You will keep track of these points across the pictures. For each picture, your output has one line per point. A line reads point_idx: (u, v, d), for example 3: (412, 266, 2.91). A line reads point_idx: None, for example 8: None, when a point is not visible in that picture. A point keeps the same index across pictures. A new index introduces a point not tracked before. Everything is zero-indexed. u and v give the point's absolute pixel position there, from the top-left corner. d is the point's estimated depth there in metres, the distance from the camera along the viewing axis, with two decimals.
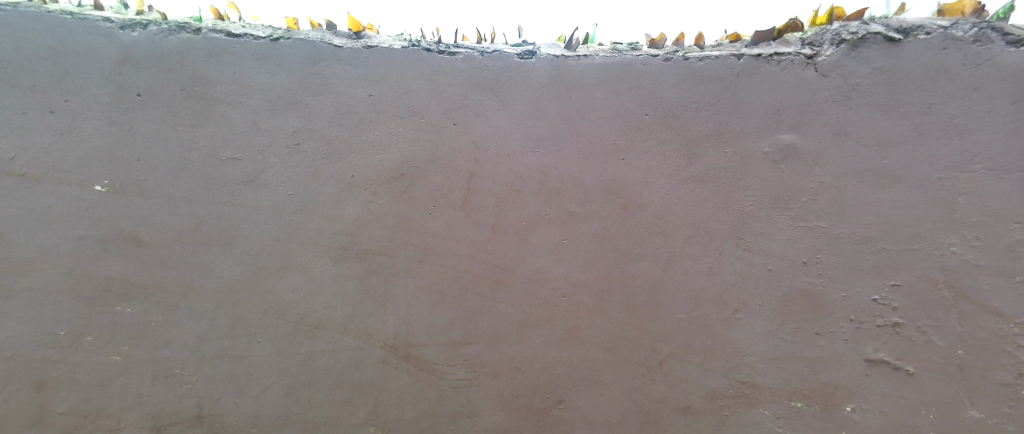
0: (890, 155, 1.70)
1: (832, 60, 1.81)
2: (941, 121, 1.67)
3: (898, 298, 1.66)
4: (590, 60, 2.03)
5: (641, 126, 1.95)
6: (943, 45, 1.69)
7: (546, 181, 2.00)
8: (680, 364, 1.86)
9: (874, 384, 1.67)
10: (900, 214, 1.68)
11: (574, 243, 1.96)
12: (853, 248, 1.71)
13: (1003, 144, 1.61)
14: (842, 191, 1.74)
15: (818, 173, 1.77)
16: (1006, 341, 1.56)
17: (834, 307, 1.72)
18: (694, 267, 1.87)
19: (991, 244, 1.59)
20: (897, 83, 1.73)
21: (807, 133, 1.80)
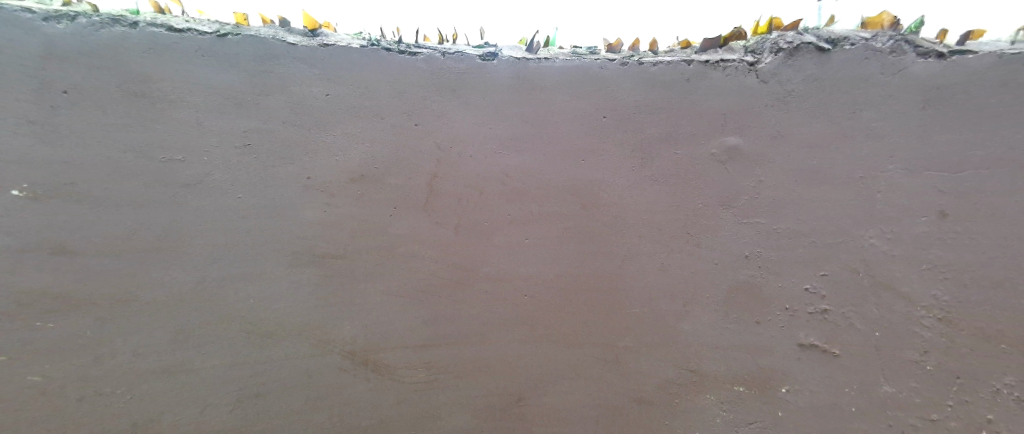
0: (820, 157, 1.85)
1: (771, 68, 1.93)
2: (863, 125, 1.82)
3: (825, 287, 1.81)
4: (550, 63, 2.07)
5: (599, 128, 2.02)
6: (866, 56, 1.85)
7: (509, 182, 2.03)
8: (634, 356, 1.95)
9: (805, 368, 1.82)
10: (828, 211, 1.83)
11: (536, 243, 2.00)
12: (789, 243, 1.86)
13: (913, 146, 1.77)
14: (779, 190, 1.88)
15: (758, 173, 1.90)
16: (922, 325, 1.72)
17: (772, 298, 1.86)
18: (647, 263, 1.96)
19: (902, 237, 1.76)
20: (826, 90, 1.87)
21: (749, 136, 1.93)
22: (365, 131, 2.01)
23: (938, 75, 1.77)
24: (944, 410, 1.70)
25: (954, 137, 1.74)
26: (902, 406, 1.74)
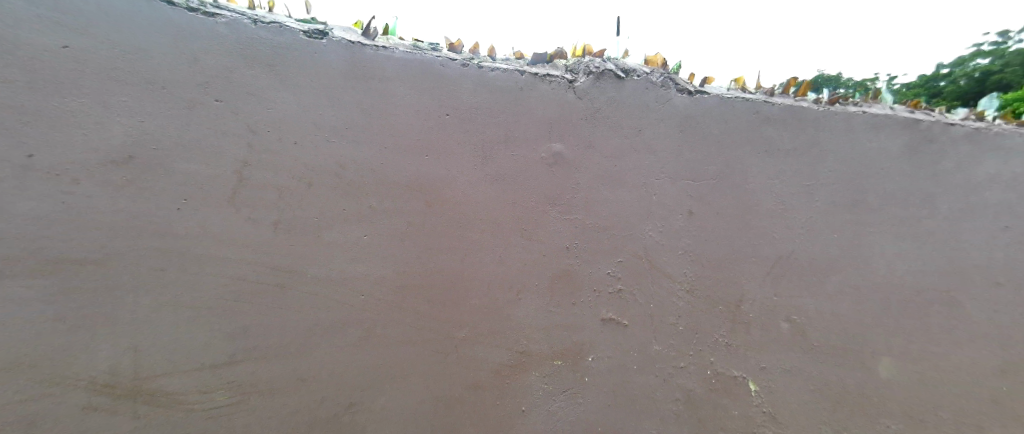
0: (620, 165, 2.23)
1: (585, 87, 2.25)
2: (642, 140, 2.24)
3: (621, 272, 2.20)
4: (389, 52, 1.98)
5: (440, 125, 2.03)
6: (646, 86, 2.27)
7: (343, 174, 1.88)
8: (472, 345, 2.04)
9: (607, 339, 2.19)
10: (626, 210, 2.23)
11: (375, 239, 1.91)
12: (597, 236, 2.20)
13: (675, 159, 2.24)
14: (591, 191, 2.21)
15: (577, 177, 2.20)
16: (682, 301, 2.19)
17: (585, 283, 2.18)
18: (486, 257, 2.07)
19: (669, 230, 2.22)
20: (622, 110, 2.25)
21: (570, 144, 2.20)
22: (149, 105, 1.70)
23: (685, 107, 2.26)
24: (698, 366, 2.17)
25: (701, 156, 2.24)
26: (668, 362, 2.18)
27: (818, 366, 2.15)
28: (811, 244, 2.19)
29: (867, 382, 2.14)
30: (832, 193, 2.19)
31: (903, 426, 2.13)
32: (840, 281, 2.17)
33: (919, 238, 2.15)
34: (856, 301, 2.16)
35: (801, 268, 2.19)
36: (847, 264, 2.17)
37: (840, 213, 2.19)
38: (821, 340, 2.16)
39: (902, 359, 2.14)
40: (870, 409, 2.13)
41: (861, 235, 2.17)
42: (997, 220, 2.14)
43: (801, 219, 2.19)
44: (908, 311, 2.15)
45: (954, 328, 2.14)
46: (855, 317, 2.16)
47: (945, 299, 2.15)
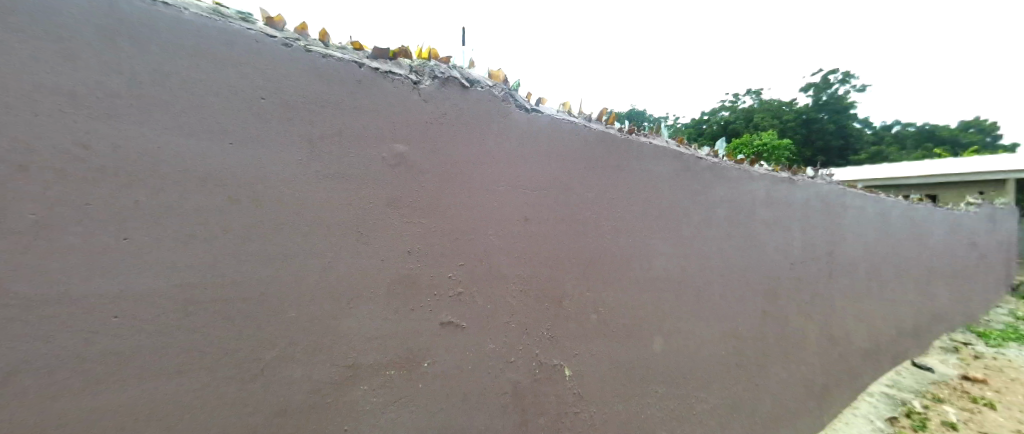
0: (467, 179, 1.95)
1: (432, 91, 1.85)
2: (493, 155, 2.05)
3: (463, 274, 1.92)
4: (170, 11, 1.27)
5: (253, 117, 1.38)
6: (490, 100, 2.06)
7: (24, 139, 1.04)
8: (271, 370, 1.41)
9: (447, 343, 1.87)
10: (472, 213, 1.97)
11: (90, 277, 1.12)
12: (443, 242, 1.86)
13: (518, 173, 2.15)
14: (437, 187, 1.85)
15: (420, 180, 1.79)
16: (517, 298, 2.12)
17: (426, 283, 1.79)
18: (301, 273, 1.47)
19: (511, 231, 2.12)
20: (466, 119, 1.95)
21: (415, 147, 1.77)
22: None
23: (524, 120, 2.20)
24: (525, 359, 2.13)
25: (535, 166, 2.22)
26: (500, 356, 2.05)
27: (617, 349, 2.48)
28: (616, 242, 2.51)
29: (646, 355, 2.59)
30: (632, 200, 2.58)
31: (668, 387, 2.65)
32: (633, 275, 2.58)
33: (681, 240, 2.78)
34: (642, 288, 2.60)
35: (609, 265, 2.49)
36: (638, 259, 2.60)
37: (635, 218, 2.60)
38: (620, 324, 2.50)
39: (669, 332, 2.68)
40: (649, 378, 2.59)
41: (647, 236, 2.64)
42: (721, 227, 2.96)
43: (608, 219, 2.51)
44: (673, 297, 2.72)
45: (698, 307, 2.83)
46: (642, 301, 2.60)
47: (693, 286, 2.83)
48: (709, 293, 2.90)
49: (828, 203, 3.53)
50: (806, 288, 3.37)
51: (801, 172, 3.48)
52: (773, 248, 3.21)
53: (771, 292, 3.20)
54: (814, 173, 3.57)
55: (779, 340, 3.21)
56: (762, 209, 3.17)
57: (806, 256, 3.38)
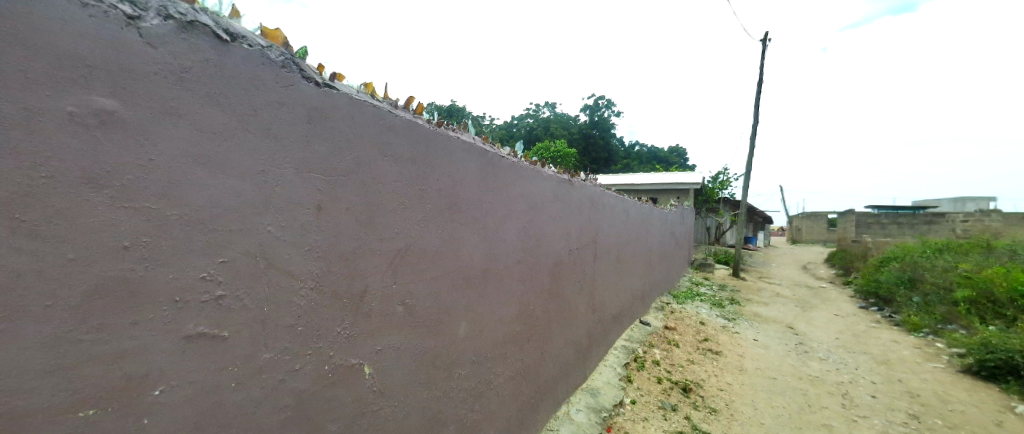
0: (247, 148, 0.99)
1: (166, 38, 0.84)
2: (283, 134, 1.08)
3: (231, 277, 0.97)
4: None
5: None
6: (275, 72, 1.08)
7: None
8: None
9: (209, 362, 0.94)
10: (258, 193, 1.02)
11: None
12: (212, 226, 0.92)
13: (342, 158, 1.27)
14: (196, 136, 0.88)
15: (152, 141, 0.81)
16: (313, 301, 1.20)
17: (161, 285, 0.84)
18: None
19: (340, 205, 1.27)
20: (232, 92, 0.96)
21: (138, 105, 0.79)
22: None
23: (324, 102, 1.21)
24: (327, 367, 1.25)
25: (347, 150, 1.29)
26: (309, 370, 1.19)
27: (440, 335, 1.86)
28: (448, 215, 1.85)
29: (468, 338, 2.09)
30: (467, 168, 2.01)
31: (482, 369, 2.24)
32: (464, 254, 2.01)
33: (507, 218, 2.47)
34: (471, 264, 2.09)
35: (443, 241, 1.83)
36: (468, 239, 2.03)
37: (469, 190, 2.04)
38: (446, 308, 1.89)
39: (488, 315, 2.29)
40: (468, 361, 2.10)
41: (477, 213, 2.13)
42: (536, 206, 2.90)
43: (443, 184, 1.81)
44: (498, 275, 2.37)
45: (515, 284, 2.60)
46: (469, 280, 2.08)
47: (514, 261, 2.57)
48: (526, 269, 2.75)
49: (593, 200, 4.31)
50: (589, 275, 4.01)
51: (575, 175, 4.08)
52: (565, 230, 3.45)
53: (565, 270, 3.41)
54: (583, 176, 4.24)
55: (568, 310, 3.45)
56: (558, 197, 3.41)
57: (582, 241, 3.86)
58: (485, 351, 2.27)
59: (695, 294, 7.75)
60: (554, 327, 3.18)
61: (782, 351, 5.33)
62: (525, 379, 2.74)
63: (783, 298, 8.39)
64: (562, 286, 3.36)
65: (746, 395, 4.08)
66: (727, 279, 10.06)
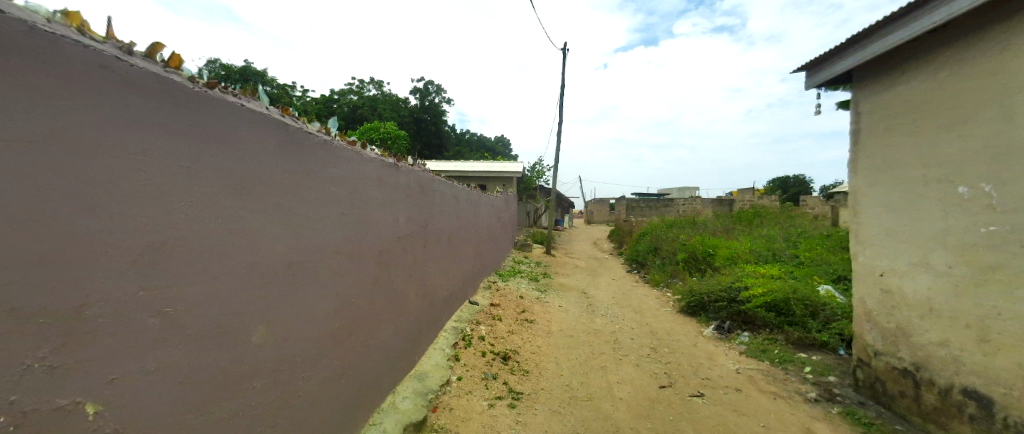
0: None
1: None
2: None
3: None
4: None
5: None
6: None
7: None
8: None
9: None
10: None
11: None
12: None
13: (52, 118, 0.84)
14: None
15: None
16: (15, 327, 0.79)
17: None
18: None
19: (59, 185, 0.85)
20: None
21: None
22: None
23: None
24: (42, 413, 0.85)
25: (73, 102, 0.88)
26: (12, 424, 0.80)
27: (221, 350, 1.38)
28: (230, 194, 1.37)
29: (269, 343, 1.66)
30: (262, 138, 1.54)
31: (290, 379, 1.80)
32: (260, 245, 1.55)
33: (327, 202, 2.04)
34: (272, 255, 1.63)
35: (223, 229, 1.34)
36: (266, 226, 1.57)
37: (267, 165, 1.57)
38: (230, 316, 1.41)
39: (299, 317, 1.86)
40: (268, 372, 1.65)
41: (281, 194, 1.67)
42: (367, 187, 2.50)
43: (220, 156, 1.32)
44: (314, 268, 1.95)
45: (337, 277, 2.20)
46: (269, 277, 1.63)
47: (336, 250, 2.15)
48: (357, 257, 2.42)
49: (424, 187, 3.79)
50: (427, 261, 3.92)
51: (403, 159, 3.35)
52: (400, 215, 3.15)
53: (398, 257, 3.13)
54: (412, 160, 3.60)
55: (403, 298, 3.27)
56: (395, 179, 3.03)
57: (416, 226, 3.60)
58: (295, 359, 1.84)
59: (516, 272, 8.57)
60: (384, 317, 2.88)
61: (577, 313, 6.43)
62: (348, 380, 2.37)
63: (581, 269, 10.14)
64: (394, 273, 3.06)
65: (550, 353, 4.76)
66: (541, 256, 11.53)
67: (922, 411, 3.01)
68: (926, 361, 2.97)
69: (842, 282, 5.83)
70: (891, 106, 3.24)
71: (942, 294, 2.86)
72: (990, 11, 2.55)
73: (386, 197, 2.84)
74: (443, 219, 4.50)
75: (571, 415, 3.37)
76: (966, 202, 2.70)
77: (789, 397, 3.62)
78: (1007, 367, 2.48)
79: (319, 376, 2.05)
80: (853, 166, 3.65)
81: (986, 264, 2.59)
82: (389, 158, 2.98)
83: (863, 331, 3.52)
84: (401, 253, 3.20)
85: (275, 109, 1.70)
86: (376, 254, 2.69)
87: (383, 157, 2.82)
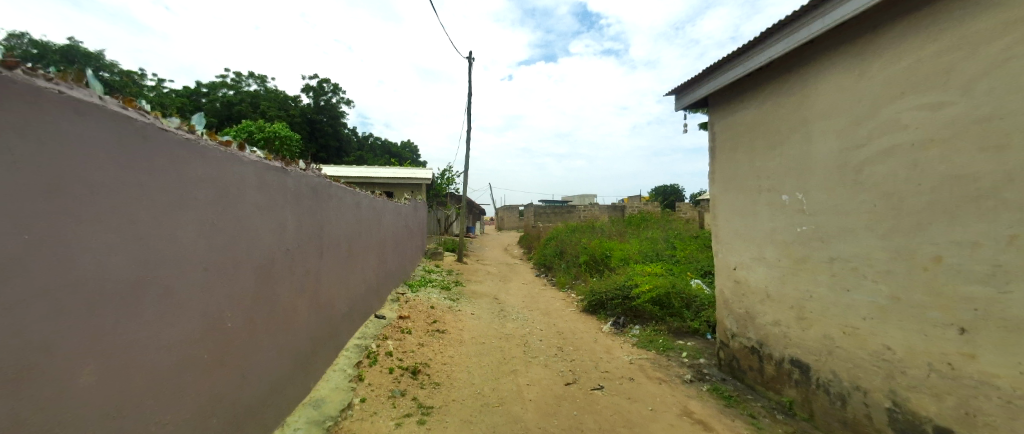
0: None
1: None
2: None
3: None
4: None
5: None
6: None
7: None
8: None
9: None
10: None
11: None
12: None
13: None
14: None
15: None
16: None
17: None
18: None
19: None
20: None
21: None
22: None
23: None
24: None
25: None
26: None
27: (26, 403, 1.05)
28: (51, 204, 1.08)
29: (111, 385, 1.33)
30: (101, 131, 1.24)
31: (138, 428, 1.46)
32: (98, 266, 1.24)
33: (193, 212, 1.72)
34: (114, 278, 1.31)
35: (33, 245, 1.04)
36: (106, 241, 1.27)
37: (106, 164, 1.26)
38: (43, 358, 1.09)
39: (154, 349, 1.53)
40: (105, 425, 1.31)
41: (129, 200, 1.36)
42: (244, 194, 2.17)
43: (28, 150, 1.02)
44: (174, 290, 1.62)
45: (206, 298, 1.86)
46: (108, 303, 1.29)
47: (203, 266, 1.82)
48: (233, 274, 2.08)
49: (319, 194, 3.46)
50: (323, 276, 3.57)
51: (293, 163, 3.00)
52: (289, 226, 2.81)
53: (286, 273, 2.79)
54: (305, 164, 3.25)
55: (293, 319, 2.92)
56: (282, 184, 2.71)
57: (309, 236, 3.26)
58: (146, 402, 1.50)
59: (426, 281, 8.33)
60: (267, 341, 2.53)
61: (489, 319, 6.47)
62: (220, 419, 2.02)
63: (491, 275, 10.27)
64: (280, 291, 2.72)
65: (462, 362, 4.68)
66: (451, 264, 11.39)
67: (764, 380, 3.65)
68: (765, 339, 3.62)
69: (707, 276, 6.86)
70: (737, 128, 3.92)
71: (773, 282, 3.53)
72: (796, 56, 3.25)
73: (271, 205, 2.52)
74: (341, 229, 4.14)
75: (482, 422, 3.34)
76: (786, 207, 3.38)
77: (670, 380, 4.10)
78: (815, 338, 3.14)
79: (180, 419, 1.71)
80: (712, 177, 4.32)
81: (800, 256, 3.26)
82: (275, 161, 2.65)
83: (723, 317, 4.17)
84: (290, 267, 2.87)
85: (113, 99, 1.35)
86: (257, 270, 2.35)
87: (267, 160, 2.49)
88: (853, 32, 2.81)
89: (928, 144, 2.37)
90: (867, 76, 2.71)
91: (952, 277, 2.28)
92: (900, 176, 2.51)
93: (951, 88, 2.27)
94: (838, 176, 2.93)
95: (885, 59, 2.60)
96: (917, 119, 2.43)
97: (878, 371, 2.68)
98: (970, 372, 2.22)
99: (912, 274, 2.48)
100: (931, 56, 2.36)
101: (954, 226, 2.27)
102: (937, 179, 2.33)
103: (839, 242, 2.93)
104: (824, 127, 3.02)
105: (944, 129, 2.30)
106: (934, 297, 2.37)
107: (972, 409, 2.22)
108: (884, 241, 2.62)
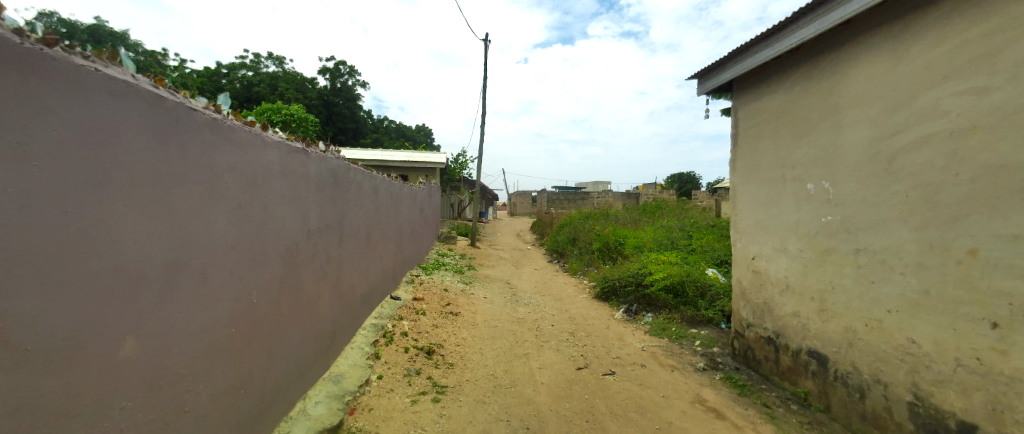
0: None
1: None
2: None
3: None
4: None
5: None
6: None
7: None
8: None
9: None
10: None
11: None
12: None
13: None
14: None
15: None
16: None
17: None
18: None
19: None
20: None
21: None
22: None
23: None
24: None
25: None
26: None
27: (76, 372, 1.12)
28: (89, 181, 1.10)
29: (147, 360, 1.39)
30: (136, 112, 1.26)
31: (173, 397, 1.53)
32: (133, 245, 1.27)
33: (221, 192, 1.75)
34: (151, 259, 1.36)
35: (76, 222, 1.07)
36: (142, 221, 1.30)
37: (140, 143, 1.28)
38: (90, 327, 1.15)
39: (187, 326, 1.59)
40: (145, 391, 1.39)
41: (163, 181, 1.39)
42: (269, 176, 2.20)
43: (74, 127, 1.05)
44: (205, 269, 1.67)
45: (237, 276, 1.93)
46: (145, 278, 1.34)
47: (233, 245, 1.88)
48: (258, 254, 2.13)
49: (340, 176, 3.51)
50: (342, 256, 3.62)
51: (313, 144, 3.03)
52: (310, 207, 2.85)
53: (308, 253, 2.85)
54: (325, 147, 3.30)
55: (314, 298, 2.98)
56: (304, 166, 2.74)
57: (331, 219, 3.31)
58: (179, 375, 1.56)
59: (441, 264, 8.43)
60: (292, 318, 2.60)
61: (501, 303, 6.53)
62: (249, 392, 2.11)
63: (504, 260, 10.34)
64: (304, 271, 2.78)
65: (476, 344, 4.76)
66: (465, 248, 11.54)
67: (780, 371, 3.63)
68: (784, 330, 3.58)
69: (723, 266, 6.79)
70: (763, 114, 3.79)
71: (795, 273, 3.46)
72: (830, 38, 3.10)
73: (293, 186, 2.55)
74: (360, 211, 4.20)
75: (495, 403, 3.41)
76: (812, 197, 3.29)
77: (683, 368, 4.11)
78: (836, 330, 3.09)
79: (213, 390, 1.79)
80: (734, 165, 4.22)
81: (824, 248, 3.19)
82: (297, 142, 2.68)
83: (740, 307, 4.13)
84: (313, 249, 2.93)
85: (145, 78, 1.38)
86: (281, 251, 2.40)
87: (289, 141, 2.52)
88: (893, 12, 2.66)
89: (970, 132, 2.27)
90: (907, 60, 2.58)
91: (988, 271, 2.20)
92: (937, 166, 2.42)
93: (998, 73, 2.15)
94: (869, 166, 2.82)
95: (927, 42, 2.46)
96: (960, 105, 2.32)
97: (902, 365, 2.63)
98: (1001, 369, 2.16)
99: (944, 268, 2.40)
100: (979, 39, 2.22)
101: (994, 219, 2.18)
102: (980, 169, 2.23)
103: (867, 233, 2.84)
104: (856, 114, 2.91)
105: (988, 117, 2.19)
106: (968, 291, 2.30)
107: (1000, 406, 2.17)
108: (917, 234, 2.53)
